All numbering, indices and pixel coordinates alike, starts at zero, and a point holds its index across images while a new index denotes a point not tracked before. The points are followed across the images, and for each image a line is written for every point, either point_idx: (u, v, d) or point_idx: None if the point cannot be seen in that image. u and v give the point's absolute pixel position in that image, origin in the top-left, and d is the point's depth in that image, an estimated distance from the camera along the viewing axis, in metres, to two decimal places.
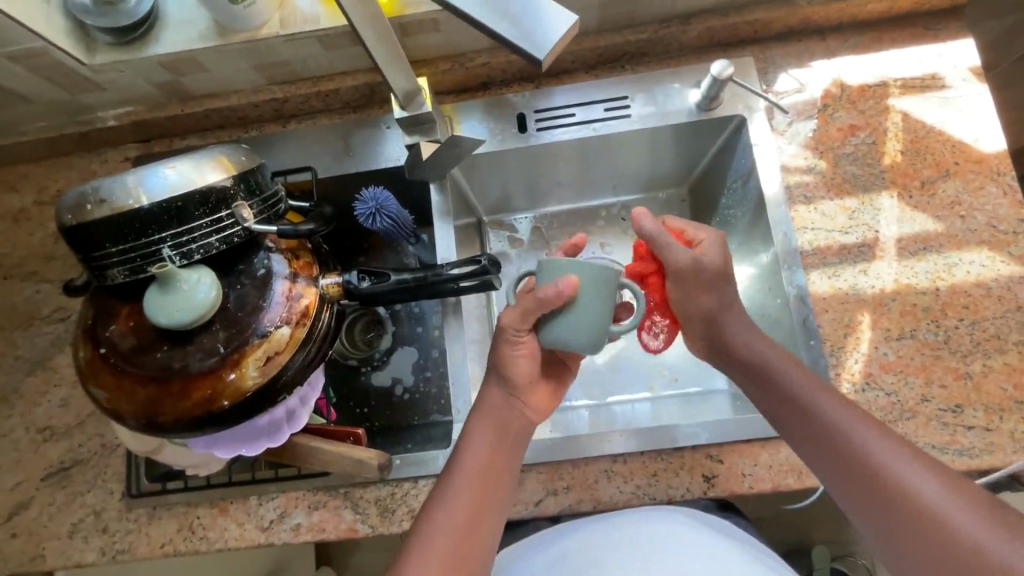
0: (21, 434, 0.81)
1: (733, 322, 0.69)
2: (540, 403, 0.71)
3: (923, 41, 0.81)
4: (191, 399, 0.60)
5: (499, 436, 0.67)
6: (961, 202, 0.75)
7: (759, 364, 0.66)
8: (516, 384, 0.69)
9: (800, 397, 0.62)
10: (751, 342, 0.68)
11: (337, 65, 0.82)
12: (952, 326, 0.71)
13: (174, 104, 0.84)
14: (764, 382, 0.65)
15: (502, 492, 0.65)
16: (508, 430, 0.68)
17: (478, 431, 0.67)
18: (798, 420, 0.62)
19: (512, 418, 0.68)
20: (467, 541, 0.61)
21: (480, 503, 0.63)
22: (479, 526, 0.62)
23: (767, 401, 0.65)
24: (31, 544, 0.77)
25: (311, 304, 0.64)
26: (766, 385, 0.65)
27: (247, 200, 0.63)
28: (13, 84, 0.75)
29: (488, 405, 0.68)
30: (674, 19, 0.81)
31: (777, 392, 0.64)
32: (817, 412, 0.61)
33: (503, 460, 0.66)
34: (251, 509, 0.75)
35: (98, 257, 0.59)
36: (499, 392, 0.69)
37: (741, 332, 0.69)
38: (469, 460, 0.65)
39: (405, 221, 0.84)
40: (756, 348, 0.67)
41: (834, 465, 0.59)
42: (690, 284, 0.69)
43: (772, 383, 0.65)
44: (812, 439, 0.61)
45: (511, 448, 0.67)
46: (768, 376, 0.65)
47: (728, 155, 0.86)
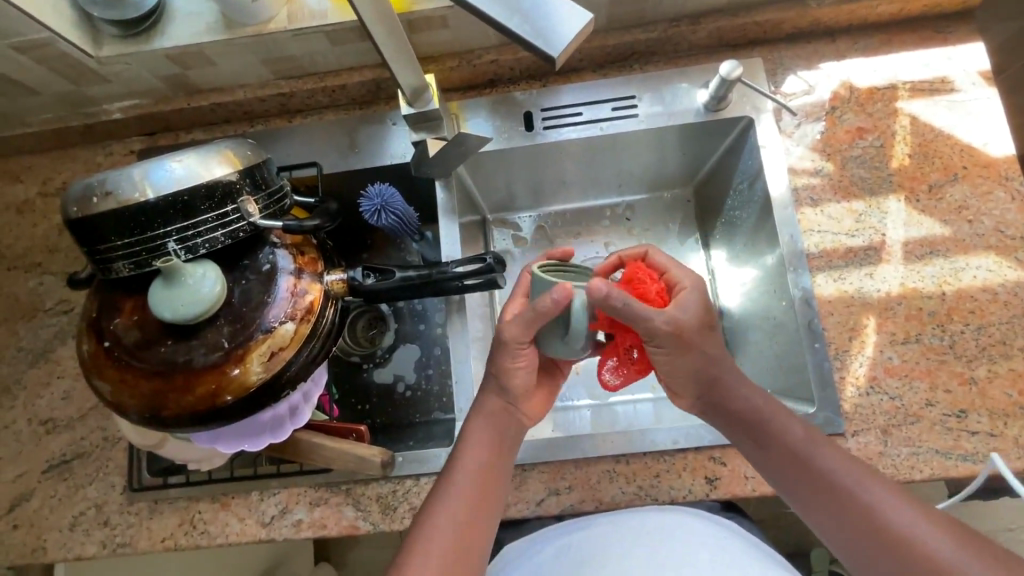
0: (22, 426, 0.81)
1: (729, 371, 0.66)
2: (536, 410, 0.71)
3: (933, 44, 0.80)
4: (194, 394, 0.60)
5: (497, 440, 0.67)
6: (969, 207, 0.75)
7: (757, 419, 0.64)
8: (513, 394, 0.68)
9: (803, 454, 0.62)
10: (746, 393, 0.65)
11: (344, 61, 0.81)
12: (957, 331, 0.71)
13: (180, 98, 0.84)
14: (765, 439, 0.64)
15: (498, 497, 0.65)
16: (504, 436, 0.67)
17: (476, 438, 0.66)
18: (803, 476, 0.61)
19: (511, 425, 0.68)
20: (466, 545, 0.61)
21: (479, 506, 0.63)
22: (477, 529, 0.62)
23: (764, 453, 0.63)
24: (31, 536, 0.77)
25: (316, 300, 0.64)
26: (769, 442, 0.63)
27: (253, 195, 0.63)
28: (19, 75, 0.75)
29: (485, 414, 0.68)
30: (683, 19, 0.80)
31: (778, 448, 0.63)
32: (821, 468, 0.61)
33: (501, 463, 0.66)
34: (253, 505, 0.75)
35: (103, 250, 0.59)
36: (497, 400, 0.68)
37: (734, 382, 0.66)
38: (467, 462, 0.65)
39: (410, 219, 0.84)
40: (753, 400, 0.65)
41: (842, 521, 0.58)
42: (673, 347, 0.62)
43: (771, 437, 0.63)
44: (818, 496, 0.60)
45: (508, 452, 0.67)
46: (764, 429, 0.64)
47: (735, 156, 0.86)
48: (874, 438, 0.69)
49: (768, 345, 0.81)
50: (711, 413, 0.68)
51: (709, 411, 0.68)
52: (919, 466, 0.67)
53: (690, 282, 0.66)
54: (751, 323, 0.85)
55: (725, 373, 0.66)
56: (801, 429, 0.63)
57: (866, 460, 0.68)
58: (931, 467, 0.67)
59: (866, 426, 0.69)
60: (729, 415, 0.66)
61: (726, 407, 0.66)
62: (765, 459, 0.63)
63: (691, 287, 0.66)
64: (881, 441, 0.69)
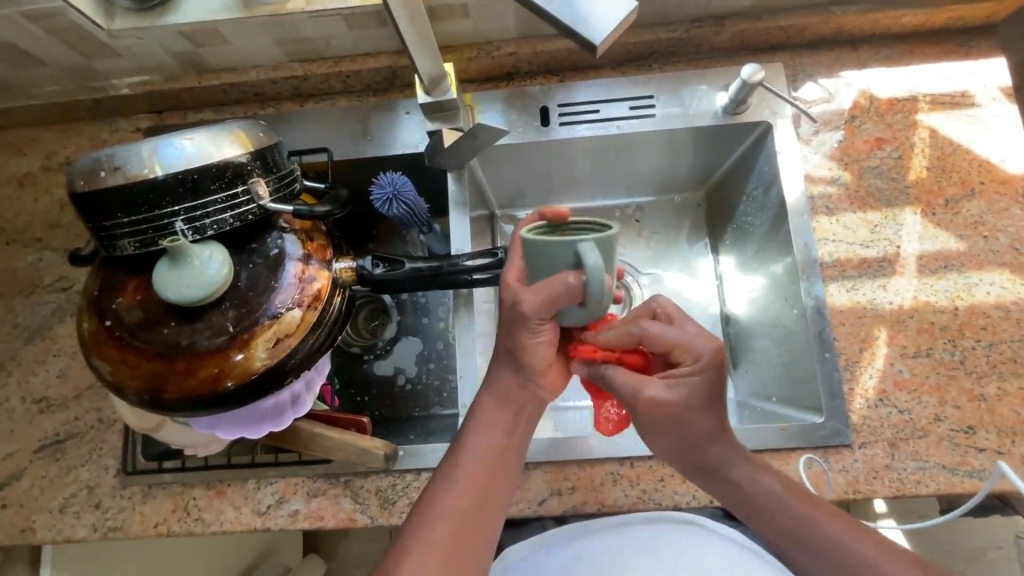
0: (16, 404, 0.79)
1: (724, 453, 0.64)
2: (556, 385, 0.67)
3: (955, 57, 0.80)
4: (196, 377, 0.58)
5: (509, 424, 0.66)
6: (985, 223, 0.74)
7: (751, 495, 0.63)
8: (532, 370, 0.64)
9: (800, 531, 0.60)
10: (744, 473, 0.64)
11: (361, 46, 0.80)
12: (969, 347, 0.70)
13: (190, 76, 0.82)
14: (762, 517, 0.63)
15: (507, 477, 0.65)
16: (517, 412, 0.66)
17: (489, 415, 0.66)
18: (799, 546, 0.60)
19: (526, 402, 0.67)
20: (468, 535, 0.61)
21: (486, 497, 0.63)
22: (481, 520, 0.62)
23: (764, 528, 0.63)
24: (20, 517, 0.75)
25: (324, 288, 0.63)
26: (766, 518, 0.63)
27: (263, 177, 0.61)
28: (27, 44, 0.73)
29: (503, 388, 0.66)
30: (706, 20, 0.79)
31: (776, 524, 0.62)
32: (826, 540, 0.59)
33: (511, 443, 0.66)
34: (249, 493, 0.74)
35: (108, 227, 0.58)
36: (513, 377, 0.66)
37: (731, 460, 0.64)
38: (478, 450, 0.64)
39: (421, 211, 0.82)
40: (753, 479, 0.63)
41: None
42: (654, 420, 0.62)
43: (763, 513, 0.63)
44: (814, 562, 0.59)
45: (520, 436, 0.67)
46: (756, 504, 0.63)
47: (750, 162, 0.85)
48: (881, 451, 0.68)
49: (775, 352, 0.80)
50: (710, 490, 0.66)
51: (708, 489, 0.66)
52: (925, 481, 0.67)
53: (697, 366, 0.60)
54: (758, 330, 0.84)
55: (722, 454, 0.64)
56: (800, 504, 0.61)
57: (872, 473, 0.67)
58: (937, 482, 0.67)
59: (873, 438, 0.69)
60: (729, 496, 0.65)
61: (723, 490, 0.65)
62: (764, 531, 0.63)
63: (698, 370, 0.60)
64: (887, 454, 0.68)
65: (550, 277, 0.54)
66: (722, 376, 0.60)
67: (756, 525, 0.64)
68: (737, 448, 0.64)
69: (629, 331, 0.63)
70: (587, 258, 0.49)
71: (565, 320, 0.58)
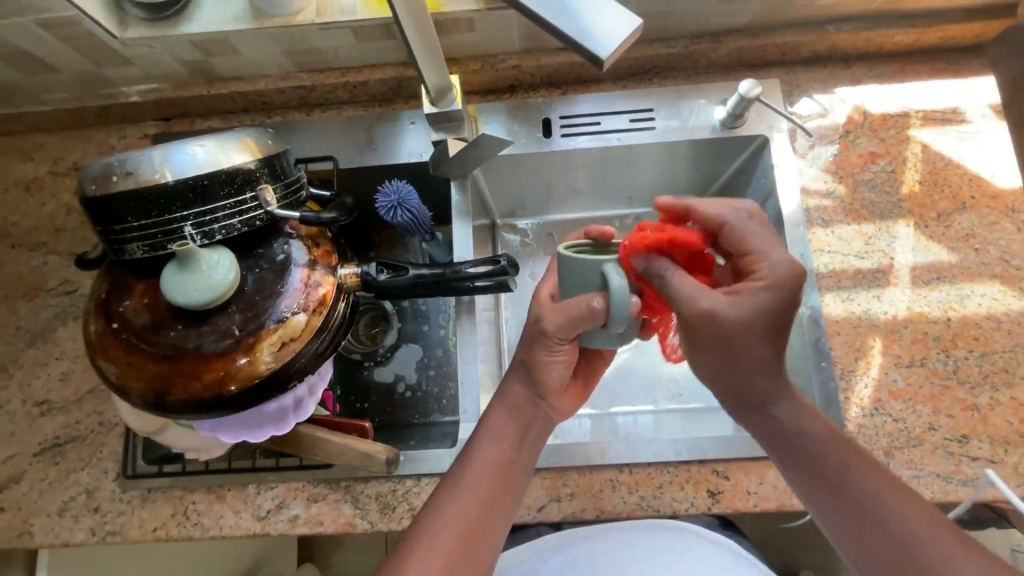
0: (17, 407, 0.79)
1: (774, 387, 0.60)
2: (568, 404, 0.71)
3: (945, 75, 0.82)
4: (201, 380, 0.59)
5: (518, 434, 0.67)
6: (976, 235, 0.76)
7: (796, 437, 0.60)
8: (545, 387, 0.68)
9: (832, 471, 0.59)
10: (790, 411, 0.61)
11: (368, 57, 0.82)
12: (961, 357, 0.72)
13: (199, 84, 0.84)
14: (805, 461, 0.60)
15: (515, 493, 0.65)
16: (526, 427, 0.68)
17: (499, 428, 0.67)
18: (831, 493, 0.59)
19: (535, 417, 0.69)
20: (476, 532, 0.62)
21: (492, 500, 0.64)
22: (488, 521, 0.63)
23: (798, 467, 0.61)
24: (18, 520, 0.75)
25: (328, 293, 0.64)
26: (801, 452, 0.60)
27: (271, 184, 0.63)
28: (40, 51, 0.74)
29: (512, 401, 0.68)
30: (705, 36, 0.82)
31: (812, 466, 0.60)
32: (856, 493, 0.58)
33: (519, 458, 0.67)
34: (249, 498, 0.74)
35: (118, 231, 0.59)
36: (523, 391, 0.68)
37: (781, 397, 0.61)
38: (489, 457, 0.65)
39: (424, 218, 0.83)
40: (798, 420, 0.61)
41: (861, 536, 0.58)
42: (708, 332, 0.57)
43: (804, 454, 0.60)
44: (843, 511, 0.59)
45: (529, 448, 0.68)
46: (799, 448, 0.60)
47: (748, 175, 0.86)
48: (876, 459, 0.69)
49: None
50: (748, 421, 0.63)
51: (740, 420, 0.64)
52: (920, 489, 0.67)
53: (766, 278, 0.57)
54: None
55: (771, 388, 0.60)
56: (841, 452, 0.60)
57: None
58: (931, 491, 0.67)
59: (869, 447, 0.70)
60: (771, 433, 0.62)
61: (761, 423, 0.62)
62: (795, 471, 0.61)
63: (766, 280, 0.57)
64: (883, 462, 0.69)
65: (575, 299, 0.61)
66: (788, 302, 0.57)
67: (792, 467, 0.61)
68: (787, 385, 0.61)
69: (705, 226, 0.61)
70: (611, 279, 0.57)
71: (587, 342, 0.65)
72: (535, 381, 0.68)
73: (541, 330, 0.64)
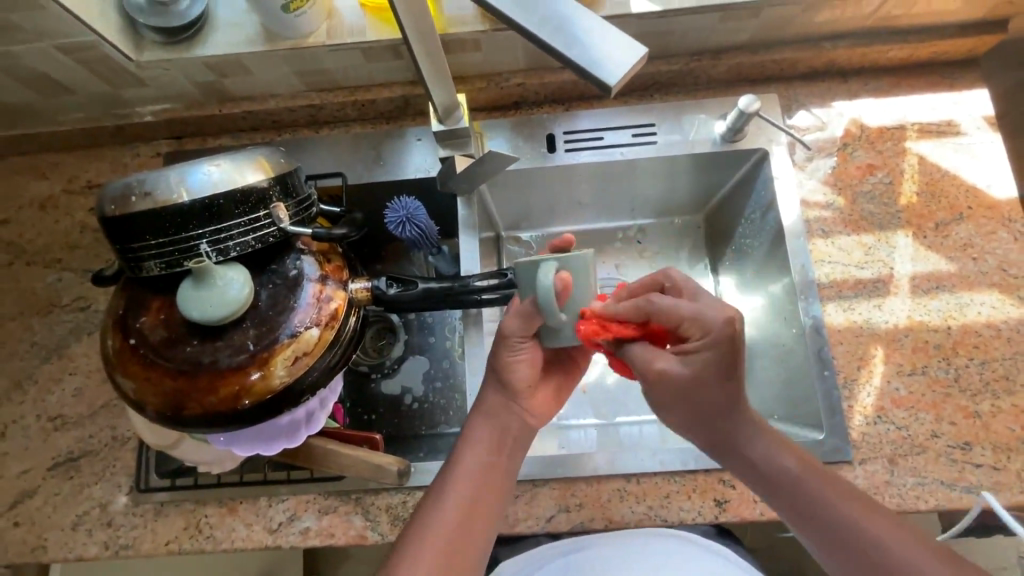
0: (31, 422, 0.80)
1: (737, 427, 0.62)
2: (541, 407, 0.72)
3: (940, 89, 0.84)
4: (217, 395, 0.60)
5: (497, 445, 0.68)
6: (974, 245, 0.77)
7: (772, 475, 0.62)
8: (514, 389, 0.69)
9: (812, 505, 0.60)
10: (759, 443, 0.62)
11: (377, 77, 0.84)
12: (962, 365, 0.73)
13: (211, 104, 0.86)
14: (784, 495, 0.61)
15: (496, 502, 0.67)
16: (506, 444, 0.69)
17: (478, 436, 0.69)
18: (810, 521, 0.60)
19: (510, 422, 0.70)
20: (459, 543, 0.64)
21: (476, 504, 0.65)
22: (475, 525, 0.65)
23: (779, 503, 0.62)
24: (32, 535, 0.76)
25: (340, 307, 0.65)
26: (778, 489, 0.61)
27: (283, 201, 0.64)
28: (58, 74, 0.76)
29: (489, 407, 0.70)
30: (704, 54, 0.84)
31: (793, 501, 0.61)
32: (840, 518, 0.59)
33: (500, 464, 0.68)
34: (261, 510, 0.75)
35: (136, 248, 0.60)
36: (496, 396, 0.70)
37: (749, 436, 0.62)
38: (469, 462, 0.67)
39: (432, 233, 0.85)
40: (770, 454, 0.62)
41: (841, 554, 0.58)
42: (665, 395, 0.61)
43: (784, 491, 0.61)
44: (826, 532, 0.59)
45: (510, 453, 0.69)
46: (778, 485, 0.61)
47: (748, 187, 0.88)
48: (881, 467, 0.70)
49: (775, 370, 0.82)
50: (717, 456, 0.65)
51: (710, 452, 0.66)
52: (925, 497, 0.68)
53: (715, 325, 0.58)
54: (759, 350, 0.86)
55: (737, 428, 0.62)
56: (816, 482, 0.61)
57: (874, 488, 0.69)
58: (936, 498, 0.68)
59: (873, 455, 0.71)
60: (748, 472, 0.63)
61: (737, 465, 0.63)
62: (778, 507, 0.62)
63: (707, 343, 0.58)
64: (887, 470, 0.70)
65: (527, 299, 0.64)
66: (734, 341, 0.57)
67: (773, 501, 0.62)
68: (754, 420, 0.62)
69: (654, 281, 0.67)
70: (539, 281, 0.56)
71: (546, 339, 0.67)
72: (505, 384, 0.70)
73: (502, 330, 0.67)
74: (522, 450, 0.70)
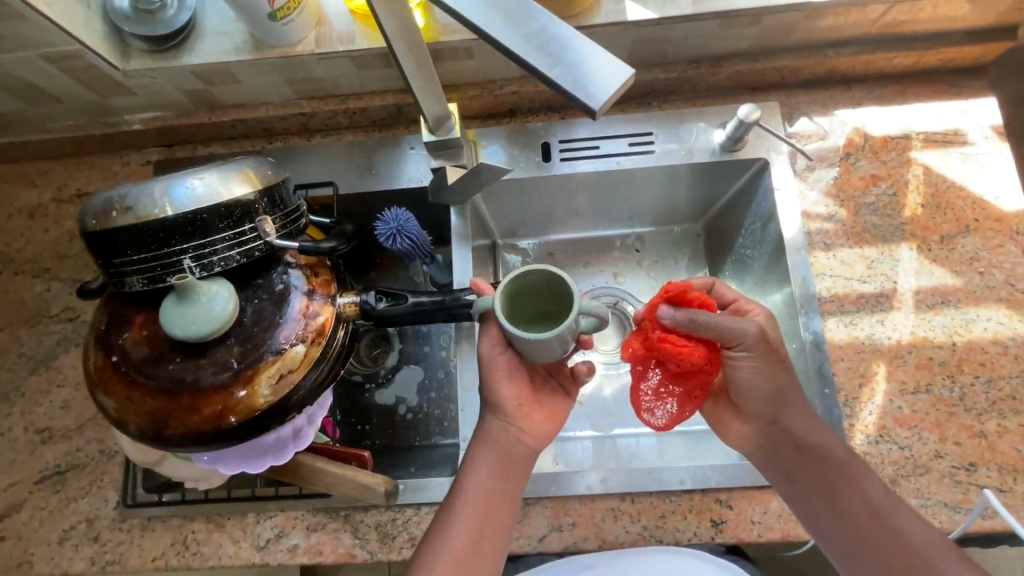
0: (18, 434, 0.79)
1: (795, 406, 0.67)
2: (540, 429, 0.70)
3: (946, 97, 0.82)
4: (200, 414, 0.59)
5: (500, 467, 0.66)
6: (980, 258, 0.75)
7: (818, 452, 0.65)
8: (505, 409, 0.68)
9: (845, 484, 0.64)
10: (823, 435, 0.66)
11: (368, 85, 0.82)
12: (968, 383, 0.71)
13: (201, 112, 0.84)
14: (822, 473, 0.65)
15: (503, 523, 0.66)
16: (510, 460, 0.67)
17: (481, 459, 0.67)
18: (840, 501, 0.64)
19: (510, 446, 0.68)
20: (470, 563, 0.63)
21: (483, 525, 0.64)
22: (480, 548, 0.63)
23: (816, 483, 0.65)
24: (18, 550, 0.75)
25: (327, 322, 0.64)
26: (816, 465, 0.65)
27: (270, 214, 0.63)
28: (44, 83, 0.75)
29: (492, 434, 0.68)
30: (703, 61, 0.82)
31: (833, 481, 0.64)
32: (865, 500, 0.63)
33: (503, 487, 0.66)
34: (248, 527, 0.74)
35: (118, 264, 0.59)
36: (494, 420, 0.68)
37: (804, 418, 0.66)
38: (471, 487, 0.66)
39: (425, 243, 0.83)
40: (818, 436, 0.66)
41: (860, 535, 0.63)
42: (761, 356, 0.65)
43: (826, 470, 0.65)
44: (850, 514, 0.63)
45: (510, 475, 0.67)
46: (819, 461, 0.65)
47: (748, 197, 0.86)
48: None
49: None
50: (774, 453, 0.68)
51: (766, 447, 0.69)
52: (928, 519, 0.66)
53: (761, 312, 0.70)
54: None
55: (792, 412, 0.67)
56: (852, 463, 0.65)
57: None
58: (940, 520, 0.66)
59: None
60: (792, 450, 0.66)
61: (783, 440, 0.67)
62: (810, 488, 0.65)
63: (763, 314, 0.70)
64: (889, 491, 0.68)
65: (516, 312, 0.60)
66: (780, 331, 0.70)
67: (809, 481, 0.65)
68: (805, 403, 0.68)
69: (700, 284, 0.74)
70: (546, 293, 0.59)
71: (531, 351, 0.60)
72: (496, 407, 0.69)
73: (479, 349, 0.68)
74: (525, 475, 0.68)
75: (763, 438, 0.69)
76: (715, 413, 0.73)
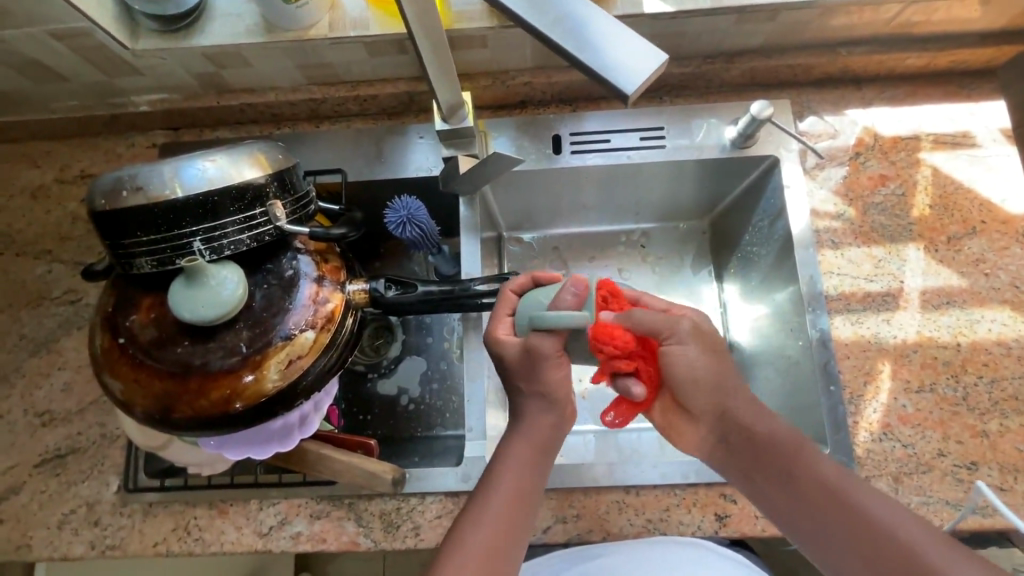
0: (18, 417, 0.79)
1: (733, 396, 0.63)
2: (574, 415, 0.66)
3: (956, 99, 0.82)
4: (208, 398, 0.58)
5: (538, 462, 0.63)
6: (986, 260, 0.76)
7: (763, 439, 0.62)
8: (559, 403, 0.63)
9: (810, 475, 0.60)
10: (759, 416, 0.62)
11: (380, 72, 0.82)
12: (971, 383, 0.71)
13: (209, 95, 0.84)
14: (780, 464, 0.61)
15: (530, 517, 0.62)
16: (548, 454, 0.64)
17: (518, 451, 0.62)
18: (811, 495, 0.59)
19: (553, 438, 0.64)
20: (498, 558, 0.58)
21: (515, 519, 0.61)
22: (512, 545, 0.60)
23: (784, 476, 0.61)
24: (17, 533, 0.74)
25: (336, 309, 0.63)
26: (778, 458, 0.61)
27: (280, 199, 0.62)
28: (50, 60, 0.74)
29: (536, 430, 0.63)
30: (717, 57, 0.82)
31: (800, 473, 0.60)
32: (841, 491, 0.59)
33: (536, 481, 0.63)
34: (251, 514, 0.73)
35: (126, 245, 0.58)
36: (545, 415, 0.63)
37: (742, 405, 0.63)
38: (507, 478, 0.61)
39: (433, 233, 0.83)
40: (759, 421, 0.62)
41: (842, 530, 0.58)
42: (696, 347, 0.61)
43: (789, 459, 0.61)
44: (825, 509, 0.59)
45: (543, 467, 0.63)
46: (779, 453, 0.61)
47: (757, 194, 0.86)
48: (885, 485, 0.68)
49: (779, 382, 0.81)
50: (730, 452, 0.64)
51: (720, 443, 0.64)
52: (929, 516, 0.67)
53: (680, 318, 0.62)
54: (763, 361, 0.85)
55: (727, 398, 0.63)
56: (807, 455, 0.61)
57: None
58: (941, 517, 0.67)
59: (877, 472, 0.69)
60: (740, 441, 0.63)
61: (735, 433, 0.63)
62: (775, 482, 0.61)
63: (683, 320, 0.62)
64: (892, 488, 0.68)
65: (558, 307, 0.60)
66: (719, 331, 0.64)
67: (771, 474, 0.62)
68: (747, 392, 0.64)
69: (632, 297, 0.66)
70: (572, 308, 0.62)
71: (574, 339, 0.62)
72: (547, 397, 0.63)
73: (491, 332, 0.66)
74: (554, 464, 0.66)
75: (716, 436, 0.64)
76: (667, 419, 0.67)
